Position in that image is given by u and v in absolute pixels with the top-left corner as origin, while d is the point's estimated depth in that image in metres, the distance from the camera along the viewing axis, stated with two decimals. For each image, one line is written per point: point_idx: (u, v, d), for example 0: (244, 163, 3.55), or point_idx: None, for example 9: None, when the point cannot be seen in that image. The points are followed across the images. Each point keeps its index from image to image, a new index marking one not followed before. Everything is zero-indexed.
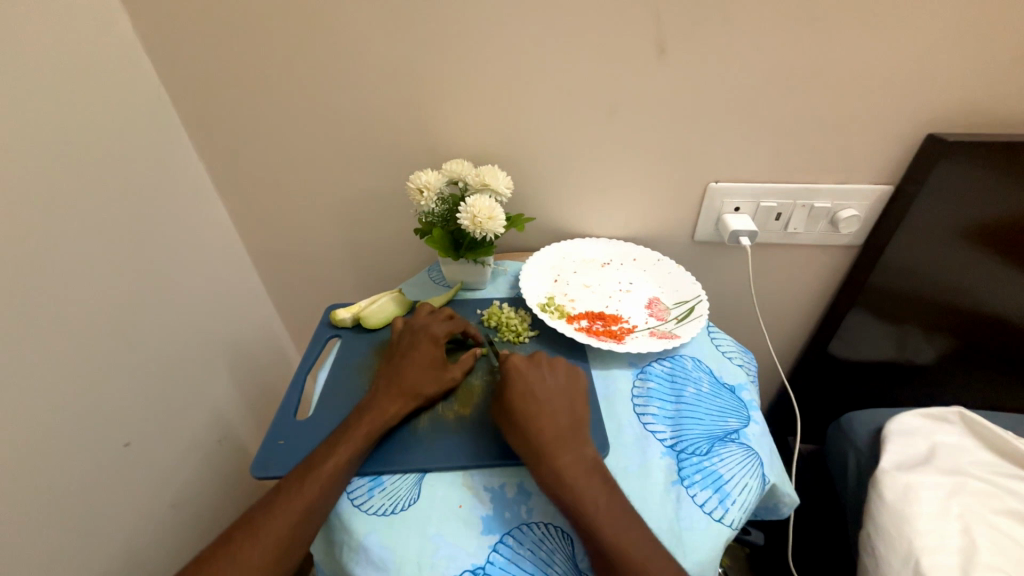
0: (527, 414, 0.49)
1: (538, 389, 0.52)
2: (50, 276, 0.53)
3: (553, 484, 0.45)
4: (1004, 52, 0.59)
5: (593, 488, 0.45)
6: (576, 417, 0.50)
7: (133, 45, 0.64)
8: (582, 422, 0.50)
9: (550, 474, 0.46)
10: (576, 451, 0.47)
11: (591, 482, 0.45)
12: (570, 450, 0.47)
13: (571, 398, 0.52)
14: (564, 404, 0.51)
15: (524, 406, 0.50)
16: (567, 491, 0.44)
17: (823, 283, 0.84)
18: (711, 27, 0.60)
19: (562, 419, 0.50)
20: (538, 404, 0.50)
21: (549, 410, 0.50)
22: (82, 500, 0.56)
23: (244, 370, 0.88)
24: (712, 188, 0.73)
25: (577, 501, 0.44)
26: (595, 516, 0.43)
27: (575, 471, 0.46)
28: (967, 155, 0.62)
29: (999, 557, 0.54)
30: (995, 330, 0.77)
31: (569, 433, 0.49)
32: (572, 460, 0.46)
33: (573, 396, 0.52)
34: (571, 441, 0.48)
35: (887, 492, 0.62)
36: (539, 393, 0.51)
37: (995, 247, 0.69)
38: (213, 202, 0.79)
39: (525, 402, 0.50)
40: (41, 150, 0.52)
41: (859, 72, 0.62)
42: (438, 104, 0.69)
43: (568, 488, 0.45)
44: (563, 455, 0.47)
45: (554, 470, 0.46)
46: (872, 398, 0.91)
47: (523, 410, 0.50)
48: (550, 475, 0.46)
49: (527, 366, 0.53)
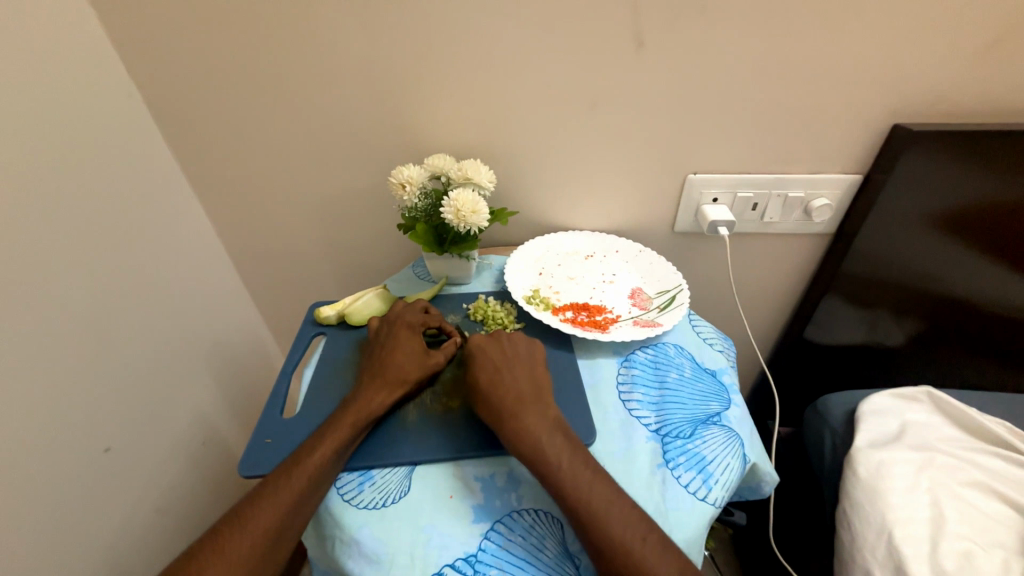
0: (488, 383, 0.51)
1: (499, 359, 0.53)
2: (23, 280, 0.51)
3: (516, 444, 0.46)
4: (964, 45, 0.61)
5: (554, 445, 0.46)
6: (540, 384, 0.52)
7: (100, 37, 0.62)
8: (543, 387, 0.52)
9: (511, 435, 0.47)
10: (538, 412, 0.49)
11: (552, 440, 0.47)
12: (531, 412, 0.48)
13: (531, 365, 0.54)
14: (525, 371, 0.53)
15: (485, 376, 0.52)
16: (528, 449, 0.46)
17: (800, 271, 0.87)
18: (689, 21, 0.61)
19: (524, 385, 0.51)
20: (499, 374, 0.52)
21: (509, 378, 0.51)
22: (63, 509, 0.55)
23: (227, 372, 0.86)
24: (691, 179, 0.75)
25: (541, 458, 0.45)
26: (556, 473, 0.44)
27: (537, 431, 0.47)
28: (931, 143, 0.65)
29: (964, 526, 0.57)
30: (959, 311, 0.81)
31: (531, 398, 0.50)
32: (534, 421, 0.48)
33: (532, 362, 0.54)
34: (533, 404, 0.49)
35: (862, 468, 0.65)
36: (499, 364, 0.53)
37: (958, 232, 0.73)
38: (190, 201, 0.77)
39: (486, 373, 0.52)
40: (12, 149, 0.51)
41: (830, 64, 0.64)
42: (420, 99, 0.69)
43: (529, 446, 0.46)
44: (525, 416, 0.48)
45: (517, 432, 0.47)
46: (846, 381, 0.94)
47: (483, 379, 0.51)
48: (513, 437, 0.47)
49: (488, 341, 0.55)
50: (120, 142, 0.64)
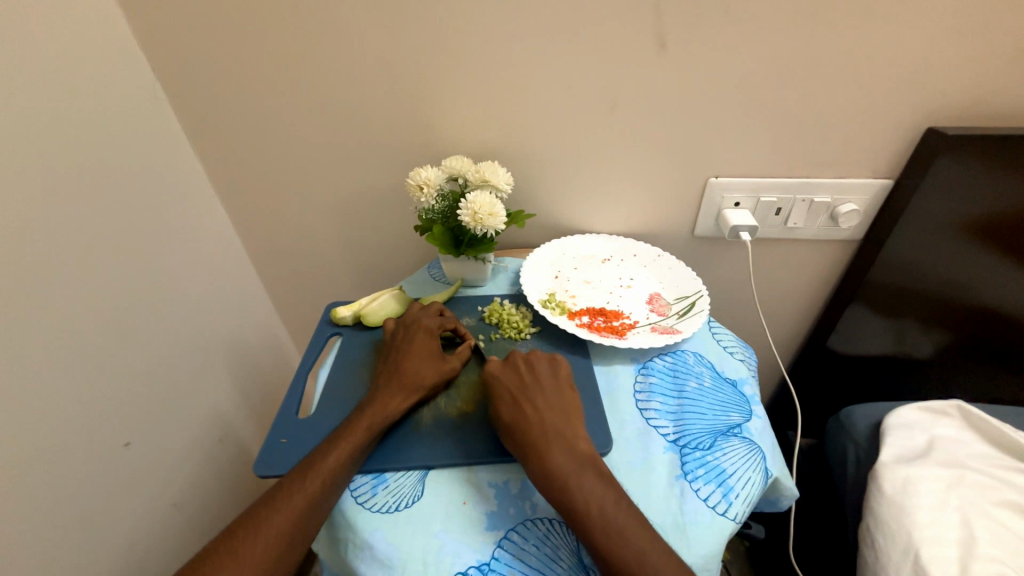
0: (515, 417, 0.50)
1: (526, 392, 0.52)
2: (49, 277, 0.53)
3: (544, 483, 0.45)
4: (1004, 45, 0.59)
5: (583, 483, 0.45)
6: (568, 416, 0.51)
7: (126, 37, 0.63)
8: (573, 420, 0.51)
9: (538, 473, 0.46)
10: (565, 449, 0.47)
11: (582, 479, 0.45)
12: (558, 448, 0.47)
13: (559, 395, 0.52)
14: (552, 402, 0.51)
15: (511, 410, 0.50)
16: (556, 488, 0.45)
17: (824, 277, 0.84)
18: (711, 22, 0.60)
19: (552, 418, 0.50)
20: (526, 407, 0.50)
21: (536, 412, 0.50)
22: (82, 501, 0.56)
23: (244, 369, 0.87)
24: (712, 183, 0.73)
25: (568, 497, 0.44)
26: (587, 516, 0.43)
27: (565, 469, 0.46)
28: (967, 148, 0.63)
29: (997, 548, 0.55)
30: (993, 323, 0.77)
31: (558, 431, 0.49)
32: (562, 458, 0.46)
33: (558, 391, 0.53)
34: (558, 436, 0.48)
35: (888, 484, 0.63)
36: (525, 396, 0.51)
37: (993, 240, 0.70)
38: (210, 201, 0.78)
39: (512, 406, 0.51)
40: (41, 149, 0.52)
41: (859, 66, 0.62)
42: (437, 100, 0.69)
43: (557, 485, 0.45)
44: (552, 453, 0.47)
45: (544, 470, 0.46)
46: (871, 392, 0.91)
47: (510, 414, 0.50)
48: (540, 476, 0.46)
49: (514, 371, 0.54)
50: (144, 143, 0.66)
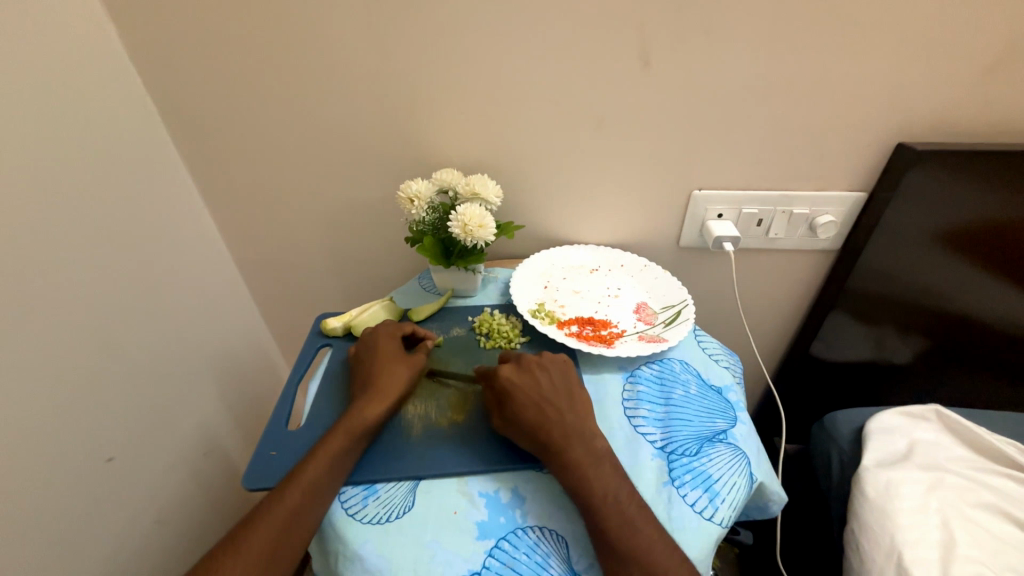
0: (536, 415, 0.50)
1: (542, 393, 0.52)
2: (34, 287, 0.52)
3: (568, 477, 0.47)
4: (966, 65, 0.62)
5: (603, 477, 0.47)
6: (582, 412, 0.52)
7: (117, 51, 0.64)
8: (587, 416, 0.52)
9: (564, 465, 0.47)
10: (588, 445, 0.49)
11: (586, 481, 0.46)
12: (583, 444, 0.48)
13: (569, 390, 0.54)
14: (564, 398, 0.52)
15: (533, 410, 0.51)
16: (578, 481, 0.46)
17: (806, 286, 0.86)
18: (691, 41, 0.62)
19: (568, 415, 0.51)
20: (545, 408, 0.51)
21: (555, 413, 0.51)
22: (62, 518, 0.54)
23: (231, 381, 0.86)
24: (696, 195, 0.75)
25: (589, 490, 0.46)
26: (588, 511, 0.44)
27: (589, 462, 0.47)
28: (935, 162, 0.66)
29: (977, 548, 0.56)
30: (966, 329, 0.80)
31: (578, 428, 0.50)
32: (586, 452, 0.48)
33: (570, 389, 0.54)
34: (581, 433, 0.49)
35: (871, 489, 0.64)
36: (542, 398, 0.52)
37: (963, 249, 0.73)
38: (199, 211, 0.78)
39: (532, 409, 0.51)
40: (29, 160, 0.52)
41: (832, 82, 0.65)
42: (427, 114, 0.70)
43: (582, 477, 0.46)
44: (578, 448, 0.48)
45: (568, 465, 0.47)
46: (854, 398, 0.93)
47: (531, 413, 0.51)
48: (568, 470, 0.47)
49: (524, 372, 0.54)
50: (134, 154, 0.66)
